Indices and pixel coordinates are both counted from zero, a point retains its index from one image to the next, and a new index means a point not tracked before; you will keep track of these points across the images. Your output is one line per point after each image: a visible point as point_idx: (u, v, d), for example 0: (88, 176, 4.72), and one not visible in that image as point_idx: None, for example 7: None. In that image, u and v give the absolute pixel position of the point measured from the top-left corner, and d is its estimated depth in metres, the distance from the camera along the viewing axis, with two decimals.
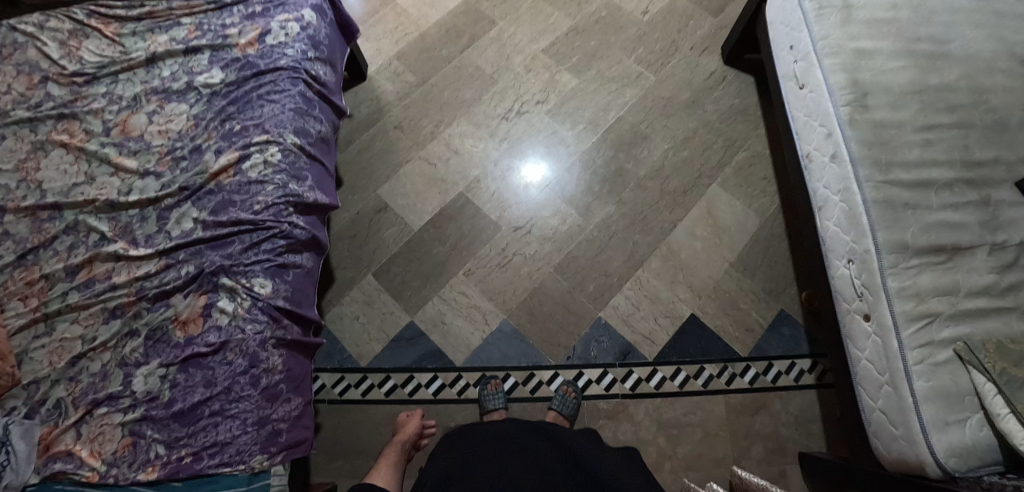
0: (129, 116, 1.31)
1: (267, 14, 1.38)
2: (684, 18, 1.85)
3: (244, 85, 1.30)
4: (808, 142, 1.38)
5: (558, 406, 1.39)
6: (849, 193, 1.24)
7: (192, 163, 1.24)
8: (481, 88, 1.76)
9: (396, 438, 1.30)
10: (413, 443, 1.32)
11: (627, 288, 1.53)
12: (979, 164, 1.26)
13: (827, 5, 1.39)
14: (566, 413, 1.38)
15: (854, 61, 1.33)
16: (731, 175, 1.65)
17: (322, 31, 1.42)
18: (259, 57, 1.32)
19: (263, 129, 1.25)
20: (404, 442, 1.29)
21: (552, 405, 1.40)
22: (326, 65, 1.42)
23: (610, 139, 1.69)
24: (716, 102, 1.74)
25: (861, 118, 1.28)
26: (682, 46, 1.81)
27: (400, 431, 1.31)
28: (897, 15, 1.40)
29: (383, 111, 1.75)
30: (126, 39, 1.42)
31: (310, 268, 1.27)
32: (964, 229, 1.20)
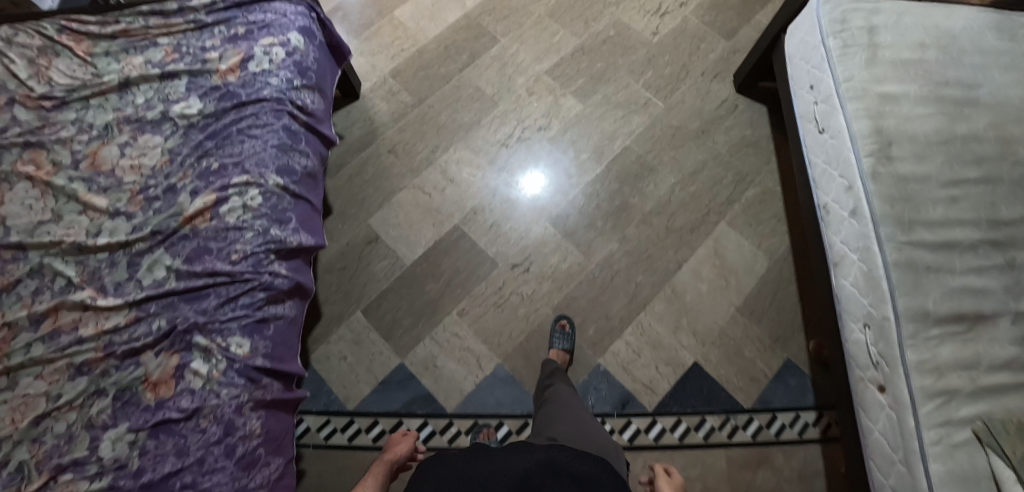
0: (100, 147, 1.22)
1: (250, 36, 1.27)
2: (695, 40, 1.77)
3: (222, 117, 1.19)
4: (826, 193, 1.30)
5: (557, 342, 1.41)
6: (869, 253, 1.17)
7: (166, 204, 1.15)
8: (480, 110, 1.66)
9: (385, 455, 1.22)
10: (404, 461, 1.24)
11: (629, 333, 1.45)
12: (1006, 224, 1.19)
13: (853, 42, 1.30)
14: (565, 348, 1.40)
15: (880, 106, 1.25)
16: (741, 212, 1.57)
17: (310, 56, 1.31)
18: (241, 86, 1.22)
19: (243, 169, 1.15)
20: (395, 459, 1.21)
21: (552, 344, 1.41)
22: (314, 92, 1.32)
23: (615, 171, 1.59)
24: (727, 133, 1.66)
25: (884, 171, 1.19)
26: (693, 70, 1.72)
27: (389, 450, 1.24)
28: (925, 56, 1.31)
29: (376, 132, 1.65)
30: (99, 59, 1.31)
31: (294, 317, 1.19)
32: (988, 296, 1.13)
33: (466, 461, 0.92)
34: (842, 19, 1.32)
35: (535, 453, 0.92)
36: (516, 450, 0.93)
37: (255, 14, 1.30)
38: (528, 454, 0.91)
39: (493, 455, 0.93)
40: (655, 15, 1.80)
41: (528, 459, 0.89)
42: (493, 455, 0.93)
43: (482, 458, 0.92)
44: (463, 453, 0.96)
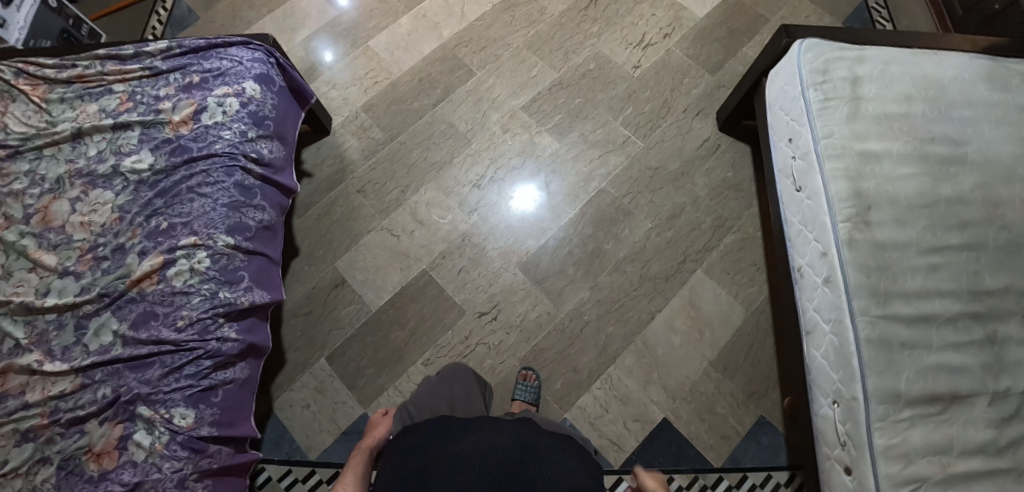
0: (51, 201, 1.19)
1: (204, 85, 1.23)
2: (678, 74, 1.71)
3: (173, 173, 1.16)
4: (801, 254, 1.24)
5: (521, 393, 1.37)
6: (841, 326, 1.11)
7: (115, 264, 1.13)
8: (452, 147, 1.62)
9: (366, 439, 1.22)
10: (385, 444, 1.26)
11: (597, 387, 1.41)
12: (988, 294, 1.13)
13: (834, 95, 1.23)
14: (529, 399, 1.36)
15: (859, 166, 1.18)
16: (718, 260, 1.52)
17: (268, 104, 1.27)
18: (192, 139, 1.18)
19: (191, 230, 1.12)
20: (376, 443, 1.22)
21: (515, 395, 1.37)
22: (272, 141, 1.28)
23: (590, 214, 1.54)
24: (707, 175, 1.60)
25: (861, 237, 1.13)
26: (674, 107, 1.67)
27: (367, 434, 1.24)
28: (910, 109, 1.24)
29: (346, 170, 1.61)
30: (54, 105, 1.28)
31: (246, 378, 1.17)
32: (965, 374, 1.06)
33: (447, 436, 1.01)
34: (823, 69, 1.25)
35: (508, 425, 1.04)
36: (491, 429, 1.02)
37: (211, 60, 1.26)
38: (503, 429, 1.02)
39: (469, 431, 1.02)
40: (638, 47, 1.75)
41: (507, 435, 1.01)
42: (468, 430, 1.02)
43: (460, 435, 1.01)
44: (437, 426, 1.04)
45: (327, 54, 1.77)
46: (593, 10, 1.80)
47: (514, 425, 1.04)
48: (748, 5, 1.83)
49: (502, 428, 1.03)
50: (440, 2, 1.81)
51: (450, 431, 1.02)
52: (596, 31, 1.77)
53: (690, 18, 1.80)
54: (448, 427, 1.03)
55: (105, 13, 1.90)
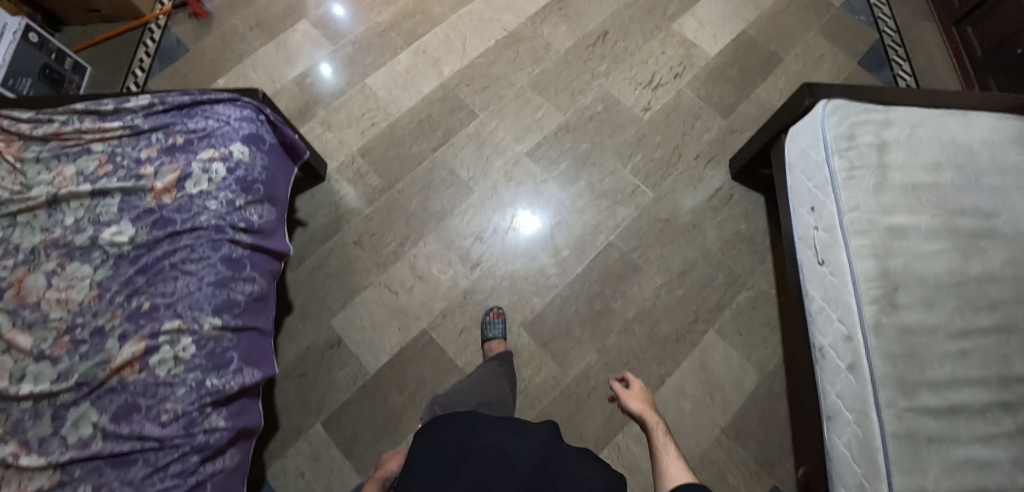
0: (25, 274, 1.10)
1: (189, 148, 1.14)
2: (689, 117, 1.64)
3: (155, 248, 1.08)
4: (823, 330, 1.18)
5: None
6: (866, 418, 1.06)
7: (93, 348, 1.04)
8: (453, 192, 1.54)
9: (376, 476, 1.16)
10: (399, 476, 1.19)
11: (604, 456, 1.34)
12: (1020, 381, 1.05)
13: (860, 163, 1.16)
14: None
15: (886, 242, 1.12)
16: (730, 320, 1.46)
17: (258, 166, 1.18)
18: (176, 210, 1.10)
19: (175, 312, 1.05)
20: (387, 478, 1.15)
21: None
22: (263, 204, 1.20)
23: (597, 270, 1.48)
24: (720, 227, 1.53)
25: (887, 322, 1.08)
26: (685, 154, 1.60)
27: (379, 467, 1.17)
28: (939, 178, 1.18)
29: (342, 220, 1.54)
30: (28, 165, 1.19)
31: (236, 464, 1.09)
32: (996, 469, 0.98)
33: (469, 432, 0.91)
34: (850, 135, 1.18)
35: (538, 428, 0.94)
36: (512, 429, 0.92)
37: (195, 119, 1.17)
38: (531, 432, 0.92)
39: (496, 431, 0.92)
40: (648, 87, 1.67)
41: (537, 437, 0.91)
42: (494, 430, 0.92)
43: (480, 432, 0.91)
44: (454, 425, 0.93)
45: (326, 67, 1.72)
46: (601, 47, 1.72)
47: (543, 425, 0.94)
48: (761, 42, 1.76)
49: (531, 429, 0.92)
50: (441, 37, 1.74)
51: (477, 427, 0.92)
52: (604, 70, 1.69)
53: (700, 56, 1.73)
54: (472, 423, 0.93)
55: (93, 42, 1.83)
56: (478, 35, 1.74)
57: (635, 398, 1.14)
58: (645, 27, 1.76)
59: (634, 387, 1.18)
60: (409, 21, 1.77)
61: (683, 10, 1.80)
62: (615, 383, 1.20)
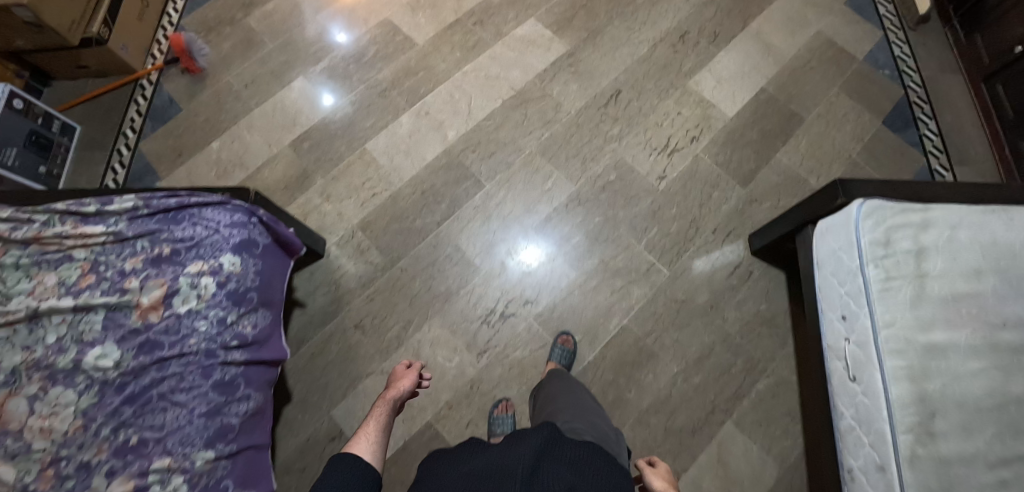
0: (5, 398, 0.99)
1: (176, 259, 1.07)
2: (707, 186, 1.56)
3: (142, 375, 1.01)
4: (854, 449, 1.11)
5: None
6: None
7: (80, 486, 0.95)
8: (458, 269, 1.47)
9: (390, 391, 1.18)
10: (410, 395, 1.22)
11: None
12: None
13: (897, 273, 1.08)
14: None
15: (922, 362, 1.03)
16: (749, 409, 1.39)
17: (250, 274, 1.11)
18: (164, 332, 1.03)
19: (164, 448, 0.98)
20: (399, 396, 1.18)
21: None
22: (257, 313, 1.13)
23: (610, 357, 1.41)
24: (738, 308, 1.46)
25: (923, 453, 0.99)
26: (703, 227, 1.52)
27: (394, 386, 1.21)
28: (981, 286, 1.08)
29: (342, 301, 1.46)
30: (6, 271, 1.08)
31: None
32: None
33: (472, 451, 1.00)
34: (885, 240, 1.10)
35: (533, 432, 0.98)
36: (508, 442, 0.97)
37: (183, 225, 1.09)
38: (524, 438, 0.97)
39: (493, 444, 0.99)
40: (663, 153, 1.59)
41: (530, 440, 0.95)
42: (492, 444, 0.99)
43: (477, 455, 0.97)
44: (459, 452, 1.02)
45: (327, 96, 1.68)
46: (613, 108, 1.63)
47: (540, 428, 0.99)
48: (782, 101, 1.68)
49: (525, 433, 0.98)
50: (445, 96, 1.65)
51: (479, 446, 1.01)
52: (617, 134, 1.60)
53: (718, 118, 1.64)
54: (471, 444, 1.02)
55: (85, 98, 1.75)
56: (484, 94, 1.65)
57: (658, 475, 1.06)
58: (660, 85, 1.67)
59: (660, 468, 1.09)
60: (411, 79, 1.68)
61: (699, 65, 1.71)
62: (642, 466, 1.10)
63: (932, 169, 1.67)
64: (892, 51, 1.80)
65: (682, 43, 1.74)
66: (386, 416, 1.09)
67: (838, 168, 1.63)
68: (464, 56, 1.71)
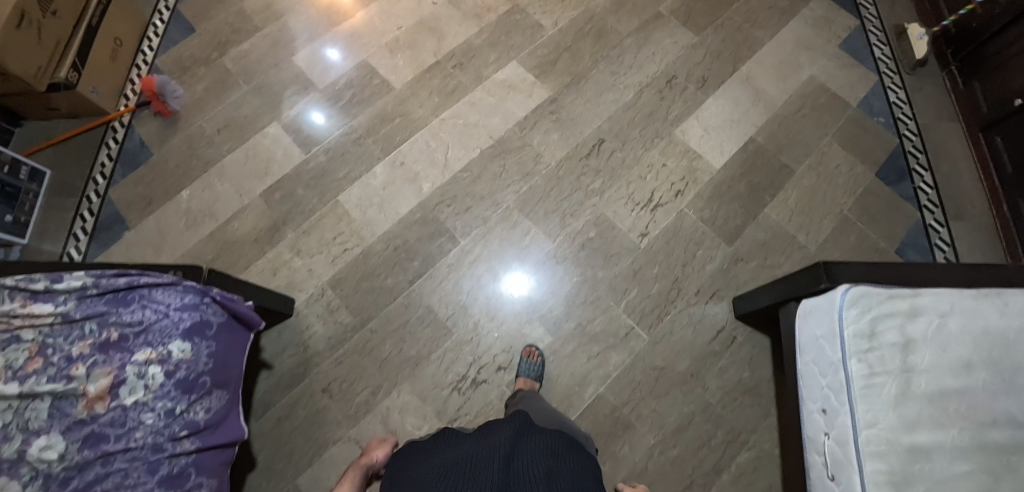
0: None
1: (124, 345, 1.03)
2: (691, 244, 1.50)
3: (87, 471, 0.95)
4: None
5: None
6: None
7: None
8: (433, 326, 1.43)
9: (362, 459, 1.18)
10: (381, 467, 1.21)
11: None
12: None
13: (880, 368, 1.01)
14: None
15: (907, 468, 0.95)
16: (730, 485, 1.31)
17: (203, 358, 1.06)
18: (109, 426, 0.98)
19: None
20: (371, 464, 1.17)
21: None
22: (212, 396, 1.08)
23: (585, 428, 1.35)
24: (720, 376, 1.40)
25: None
26: (685, 288, 1.46)
27: (366, 454, 1.20)
28: (971, 381, 1.00)
29: (310, 363, 1.42)
30: None
31: None
32: None
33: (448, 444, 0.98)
34: (869, 332, 1.03)
35: (504, 422, 0.99)
36: (482, 431, 0.97)
37: (132, 308, 1.05)
38: (499, 427, 0.97)
39: (464, 435, 0.98)
40: (646, 207, 1.53)
41: (504, 428, 0.95)
42: (464, 435, 0.98)
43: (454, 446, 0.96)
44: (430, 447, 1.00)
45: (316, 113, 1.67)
46: (595, 159, 1.57)
47: (511, 417, 1.00)
48: (771, 152, 1.62)
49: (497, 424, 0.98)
50: (421, 145, 1.59)
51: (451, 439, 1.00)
52: (598, 188, 1.54)
53: (705, 170, 1.58)
54: (442, 437, 1.02)
55: (56, 141, 1.67)
56: (462, 142, 1.59)
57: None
58: (645, 134, 1.61)
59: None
60: (387, 125, 1.62)
61: (686, 113, 1.65)
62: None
63: (927, 223, 1.60)
64: (888, 97, 1.75)
65: (669, 88, 1.68)
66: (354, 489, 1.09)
67: (829, 224, 1.56)
68: (442, 101, 1.65)
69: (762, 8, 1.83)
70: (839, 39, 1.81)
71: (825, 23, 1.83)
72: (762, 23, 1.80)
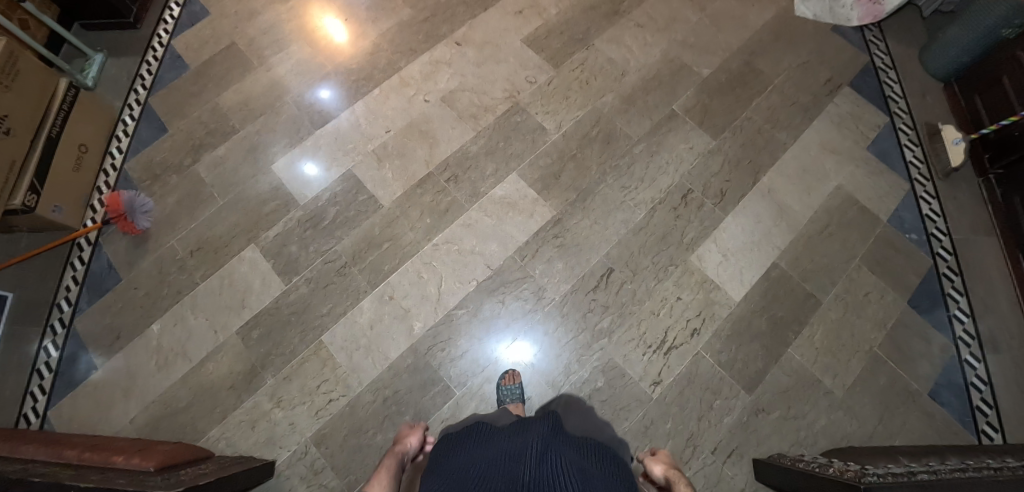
0: None
1: None
2: (707, 392, 1.37)
3: None
4: None
5: None
6: None
7: None
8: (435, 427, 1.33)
9: (395, 447, 1.12)
10: (412, 455, 1.17)
11: None
12: None
13: None
14: None
15: None
16: None
17: None
18: None
19: None
20: (405, 452, 1.11)
21: None
22: None
23: None
24: None
25: None
26: (701, 445, 1.33)
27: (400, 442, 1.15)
28: None
29: None
30: None
31: None
32: None
33: (481, 439, 0.96)
34: None
35: (537, 422, 0.98)
36: (516, 431, 0.95)
37: None
38: (530, 426, 0.96)
39: (503, 433, 0.96)
40: (659, 350, 1.40)
41: (536, 428, 0.93)
42: (500, 430, 0.98)
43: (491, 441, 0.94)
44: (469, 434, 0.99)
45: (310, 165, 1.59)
46: (603, 293, 1.44)
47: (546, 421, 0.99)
48: (794, 280, 1.48)
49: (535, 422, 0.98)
50: (412, 276, 1.45)
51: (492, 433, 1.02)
52: (607, 327, 1.41)
53: (722, 303, 1.45)
54: (480, 431, 0.99)
55: (21, 258, 1.48)
56: (457, 273, 1.45)
57: (658, 461, 1.10)
58: (658, 261, 1.47)
59: (660, 455, 1.14)
60: (374, 252, 1.48)
61: (703, 234, 1.51)
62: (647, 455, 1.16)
63: (962, 357, 1.47)
64: (920, 209, 1.61)
65: (684, 205, 1.53)
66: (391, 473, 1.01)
67: (856, 364, 1.43)
68: (435, 222, 1.50)
69: (784, 106, 1.69)
70: (868, 140, 1.67)
71: (851, 121, 1.69)
72: (783, 123, 1.66)
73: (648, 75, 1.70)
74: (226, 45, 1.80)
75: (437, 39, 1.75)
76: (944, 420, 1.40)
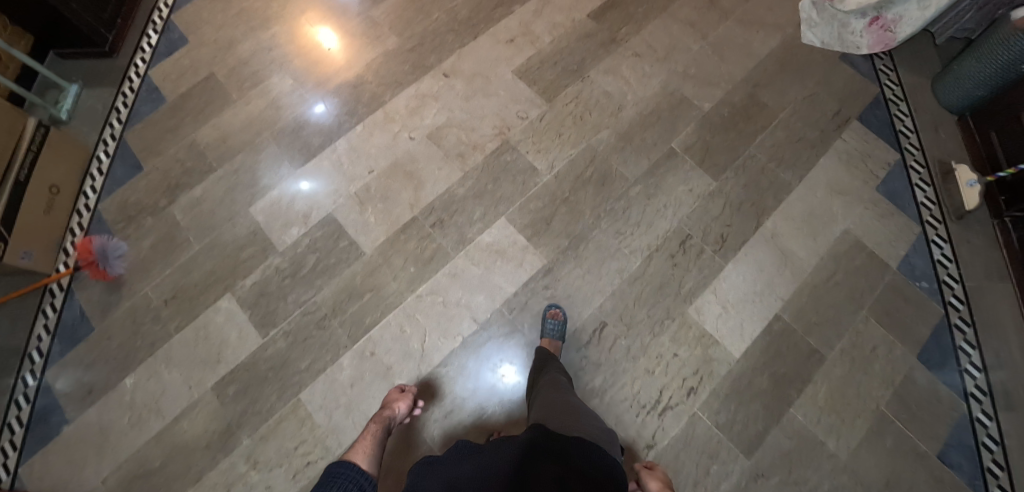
0: None
1: None
2: (704, 455, 1.30)
3: None
4: None
5: None
6: None
7: None
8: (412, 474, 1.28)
9: (383, 412, 1.18)
10: (401, 419, 1.21)
11: None
12: None
13: None
14: None
15: None
16: None
17: None
18: None
19: None
20: (393, 416, 1.18)
21: None
22: None
23: None
24: None
25: None
26: None
27: (388, 407, 1.20)
28: None
29: None
30: None
31: None
32: None
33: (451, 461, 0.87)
34: None
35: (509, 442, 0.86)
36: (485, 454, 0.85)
37: None
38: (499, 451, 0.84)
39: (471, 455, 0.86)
40: (653, 411, 1.33)
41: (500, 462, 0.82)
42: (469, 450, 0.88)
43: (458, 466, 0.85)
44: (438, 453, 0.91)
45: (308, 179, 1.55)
46: (596, 349, 1.37)
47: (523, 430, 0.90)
48: (798, 334, 1.40)
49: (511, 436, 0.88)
50: (394, 330, 1.39)
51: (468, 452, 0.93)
52: (598, 386, 1.34)
53: (721, 359, 1.37)
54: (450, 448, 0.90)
55: None
56: (441, 327, 1.39)
57: (655, 476, 0.97)
58: (654, 314, 1.40)
59: (658, 469, 1.00)
60: (356, 302, 1.41)
61: (701, 284, 1.43)
62: (642, 467, 1.02)
63: (973, 415, 1.38)
64: (931, 254, 1.52)
65: (683, 252, 1.45)
66: (376, 439, 1.09)
67: (862, 424, 1.35)
68: (419, 271, 1.43)
69: (789, 143, 1.60)
70: (877, 179, 1.58)
71: (861, 159, 1.60)
72: (789, 162, 1.57)
73: (647, 109, 1.61)
74: (204, 76, 1.72)
75: (424, 70, 1.67)
76: (954, 483, 1.33)
